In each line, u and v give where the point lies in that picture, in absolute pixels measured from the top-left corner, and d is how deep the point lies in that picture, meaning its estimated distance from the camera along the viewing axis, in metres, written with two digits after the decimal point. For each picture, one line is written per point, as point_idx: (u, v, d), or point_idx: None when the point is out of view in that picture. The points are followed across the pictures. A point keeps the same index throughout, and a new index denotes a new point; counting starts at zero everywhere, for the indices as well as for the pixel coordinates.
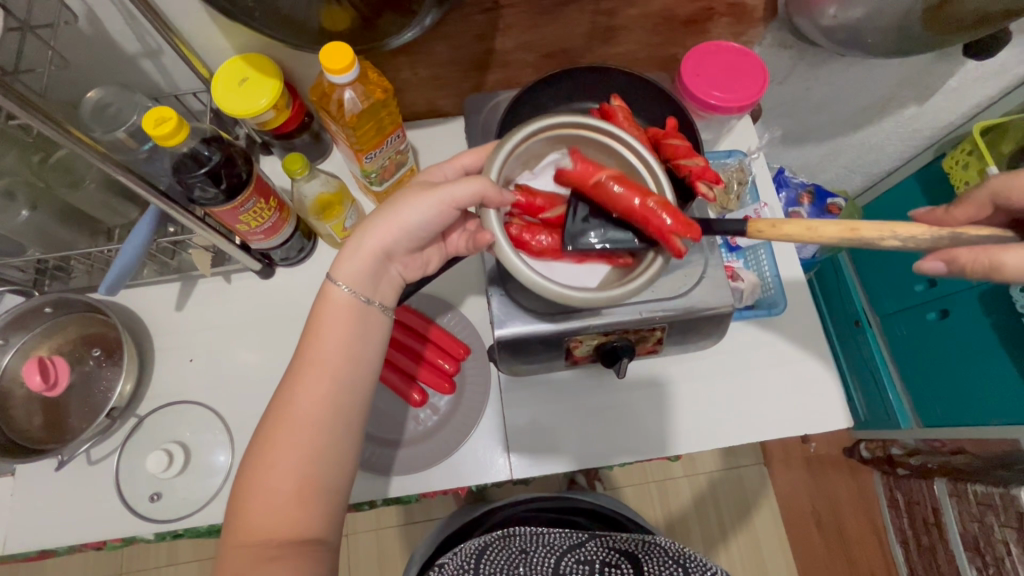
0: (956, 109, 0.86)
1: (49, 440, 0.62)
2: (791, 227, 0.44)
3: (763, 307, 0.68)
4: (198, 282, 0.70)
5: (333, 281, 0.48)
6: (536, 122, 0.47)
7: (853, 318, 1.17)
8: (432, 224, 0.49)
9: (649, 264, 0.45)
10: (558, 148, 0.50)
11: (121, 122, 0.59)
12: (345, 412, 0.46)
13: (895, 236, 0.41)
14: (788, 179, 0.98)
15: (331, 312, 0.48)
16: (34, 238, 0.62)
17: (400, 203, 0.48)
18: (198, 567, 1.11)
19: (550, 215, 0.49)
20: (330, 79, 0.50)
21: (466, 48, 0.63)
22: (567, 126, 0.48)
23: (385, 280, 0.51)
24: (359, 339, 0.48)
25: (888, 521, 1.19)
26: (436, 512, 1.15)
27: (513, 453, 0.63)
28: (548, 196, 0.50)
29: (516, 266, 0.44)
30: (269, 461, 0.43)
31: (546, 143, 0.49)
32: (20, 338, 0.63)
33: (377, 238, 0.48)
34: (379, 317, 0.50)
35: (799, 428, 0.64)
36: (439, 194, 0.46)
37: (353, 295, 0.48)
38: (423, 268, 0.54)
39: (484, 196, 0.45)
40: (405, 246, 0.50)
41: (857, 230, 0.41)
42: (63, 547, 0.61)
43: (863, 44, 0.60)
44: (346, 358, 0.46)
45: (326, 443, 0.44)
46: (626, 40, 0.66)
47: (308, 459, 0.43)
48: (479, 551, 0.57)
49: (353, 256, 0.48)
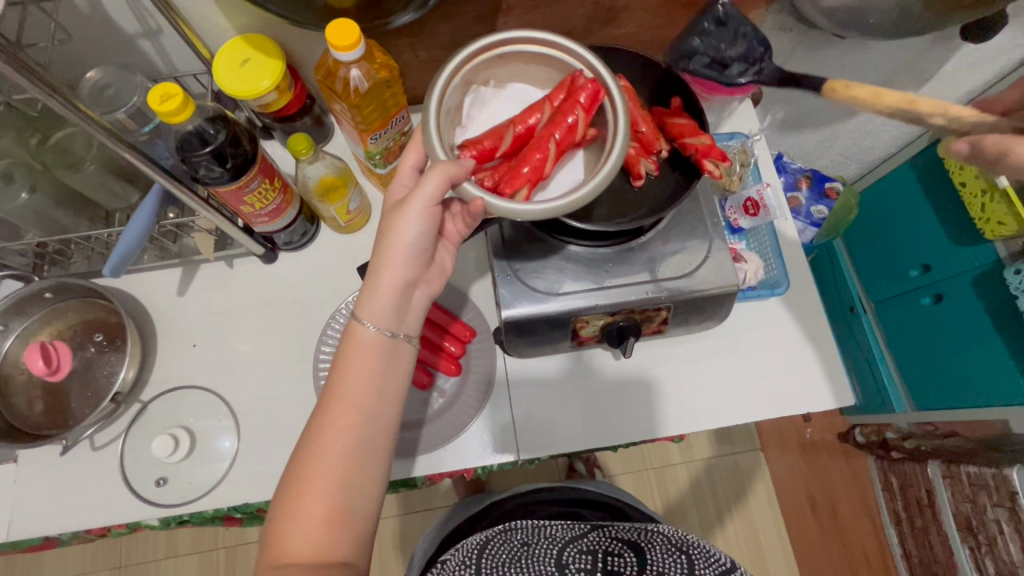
0: (951, 93, 0.87)
1: (50, 425, 0.61)
2: (858, 91, 0.52)
3: (766, 287, 0.69)
4: (199, 266, 0.69)
5: (358, 320, 0.47)
6: (443, 71, 0.45)
7: (848, 304, 1.18)
8: (429, 233, 0.49)
9: (618, 127, 0.45)
10: (468, 89, 0.49)
11: (120, 103, 0.57)
12: (370, 443, 0.45)
13: (944, 115, 0.48)
14: (787, 164, 1.00)
15: (358, 349, 0.47)
16: (32, 222, 0.62)
17: (393, 226, 0.48)
18: (197, 559, 1.11)
19: (506, 147, 0.47)
20: (336, 57, 0.50)
21: (468, 29, 0.63)
22: (468, 57, 0.46)
23: (411, 311, 0.50)
24: (387, 373, 0.48)
25: (881, 504, 1.19)
26: (437, 501, 1.16)
27: (512, 449, 0.63)
28: (491, 134, 0.47)
29: (523, 212, 0.43)
30: (299, 491, 0.43)
31: (456, 91, 0.47)
32: (20, 324, 0.63)
33: (393, 274, 0.48)
34: (406, 349, 0.49)
35: (798, 404, 0.65)
36: (417, 203, 0.46)
37: (381, 331, 0.48)
38: (443, 274, 0.54)
39: (450, 179, 0.44)
40: (416, 267, 0.50)
41: (914, 104, 0.50)
42: (67, 534, 0.60)
43: (865, 24, 0.61)
44: (372, 393, 0.46)
45: (353, 474, 0.44)
46: (629, 22, 0.66)
47: (335, 491, 0.43)
48: (480, 546, 0.57)
49: (373, 295, 0.48)
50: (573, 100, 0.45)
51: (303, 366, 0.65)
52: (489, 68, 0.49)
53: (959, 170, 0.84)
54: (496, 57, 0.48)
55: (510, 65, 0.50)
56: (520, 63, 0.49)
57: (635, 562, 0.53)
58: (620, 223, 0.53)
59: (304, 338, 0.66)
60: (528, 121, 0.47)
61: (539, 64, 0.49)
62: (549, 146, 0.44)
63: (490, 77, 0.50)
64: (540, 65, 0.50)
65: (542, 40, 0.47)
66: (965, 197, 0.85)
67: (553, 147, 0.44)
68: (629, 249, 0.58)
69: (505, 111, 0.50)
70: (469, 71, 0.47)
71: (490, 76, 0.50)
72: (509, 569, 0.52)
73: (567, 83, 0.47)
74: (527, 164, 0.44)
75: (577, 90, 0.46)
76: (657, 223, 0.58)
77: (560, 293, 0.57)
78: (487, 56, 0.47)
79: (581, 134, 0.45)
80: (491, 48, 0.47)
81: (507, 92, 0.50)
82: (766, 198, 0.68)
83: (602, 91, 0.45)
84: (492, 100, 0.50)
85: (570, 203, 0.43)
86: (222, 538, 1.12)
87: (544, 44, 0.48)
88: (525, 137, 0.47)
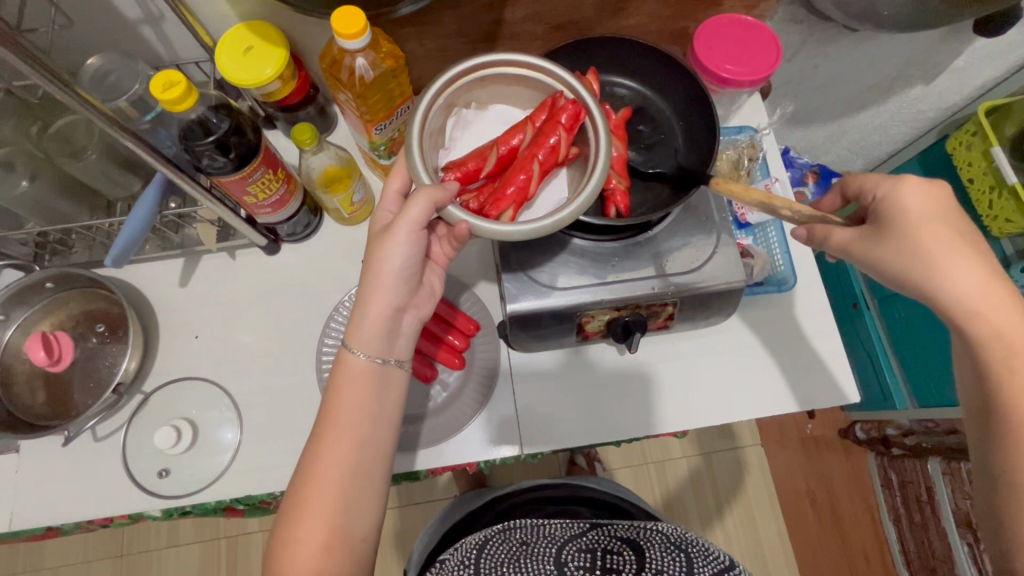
0: (962, 89, 0.86)
1: (52, 416, 0.61)
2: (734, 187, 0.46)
3: (773, 283, 0.68)
4: (202, 257, 0.68)
5: (350, 349, 0.47)
6: (425, 94, 0.44)
7: (852, 300, 1.17)
8: (417, 257, 0.48)
9: (601, 147, 0.44)
10: (450, 111, 0.48)
11: (122, 91, 0.56)
12: (367, 467, 0.45)
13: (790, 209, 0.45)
14: (795, 159, 0.95)
15: (348, 381, 0.47)
16: (33, 210, 0.61)
17: (380, 254, 0.47)
18: (199, 548, 1.11)
19: (489, 168, 0.47)
20: (342, 45, 0.49)
21: (475, 19, 0.61)
22: (449, 81, 0.45)
23: (400, 337, 0.50)
24: (380, 401, 0.47)
25: (880, 500, 1.19)
26: (437, 493, 1.16)
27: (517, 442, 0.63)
28: (474, 155, 0.47)
29: (506, 235, 0.42)
30: (300, 515, 0.43)
31: (438, 115, 0.46)
32: (22, 314, 0.63)
33: (383, 302, 0.47)
34: (398, 374, 0.49)
35: (803, 400, 0.65)
36: (403, 228, 0.45)
37: (371, 360, 0.47)
38: (431, 296, 0.53)
39: (434, 204, 0.43)
40: (406, 292, 0.49)
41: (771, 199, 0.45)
42: (69, 524, 0.60)
43: (878, 16, 0.60)
44: (365, 420, 0.46)
45: (352, 498, 0.44)
46: (638, 12, 0.65)
47: (333, 513, 0.43)
48: (481, 543, 0.57)
49: (362, 323, 0.47)
50: (554, 120, 0.44)
51: (306, 359, 0.65)
52: (470, 91, 0.48)
53: (968, 166, 0.86)
54: (476, 80, 0.47)
55: (491, 88, 0.49)
56: (501, 85, 0.48)
57: (634, 560, 0.52)
58: (633, 220, 0.52)
59: (308, 330, 0.66)
60: (511, 142, 0.46)
61: (521, 85, 0.48)
62: (532, 166, 0.44)
63: (472, 98, 0.49)
64: (522, 86, 0.49)
65: (522, 61, 0.46)
66: (973, 192, 0.86)
67: (536, 168, 0.44)
68: (634, 244, 0.58)
69: (489, 132, 0.50)
70: (451, 95, 0.46)
71: (471, 97, 0.49)
72: (507, 568, 0.52)
73: (548, 104, 0.46)
74: (511, 185, 0.44)
75: (560, 109, 0.45)
76: (665, 218, 0.57)
77: (566, 287, 0.56)
78: (467, 79, 0.46)
79: (564, 154, 0.45)
80: (470, 71, 0.46)
81: (490, 114, 0.50)
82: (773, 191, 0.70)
83: (583, 112, 0.44)
84: (475, 121, 0.49)
85: (553, 224, 0.42)
86: (223, 527, 1.12)
87: (523, 66, 0.46)
88: (507, 158, 0.47)
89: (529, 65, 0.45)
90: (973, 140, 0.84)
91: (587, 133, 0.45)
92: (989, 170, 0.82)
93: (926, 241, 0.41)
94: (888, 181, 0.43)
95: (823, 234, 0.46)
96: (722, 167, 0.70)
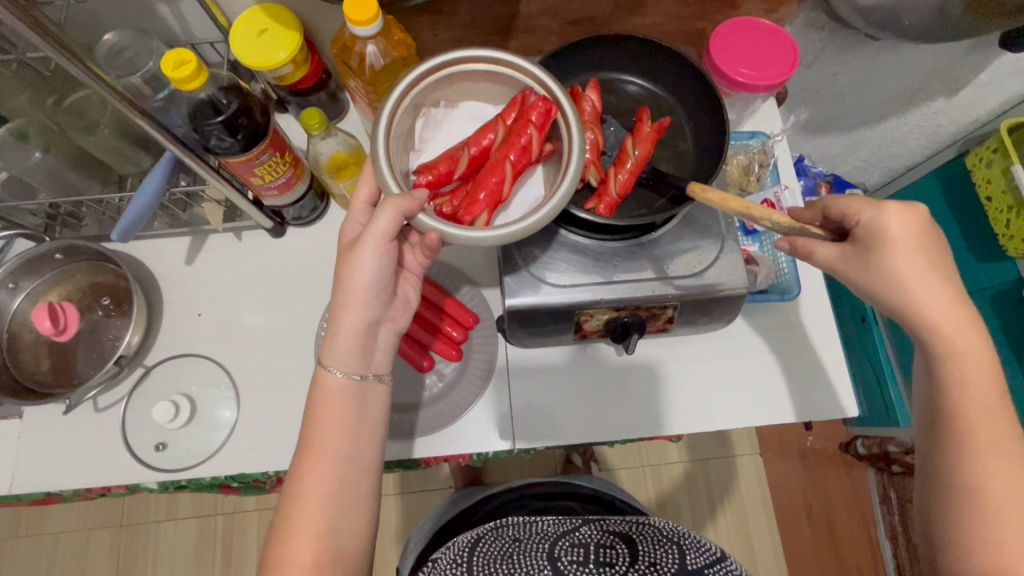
0: (985, 105, 0.84)
1: (55, 384, 0.62)
2: (712, 194, 0.46)
3: (777, 291, 0.67)
4: (209, 236, 0.69)
5: (325, 367, 0.48)
6: (391, 95, 0.44)
7: (862, 314, 1.10)
8: (389, 271, 0.48)
9: (574, 145, 0.43)
10: (418, 113, 0.47)
11: (136, 68, 0.57)
12: (353, 482, 0.46)
13: (769, 219, 0.45)
14: (807, 167, 0.89)
15: (327, 398, 0.47)
16: (46, 181, 0.62)
17: (349, 270, 0.48)
18: (196, 523, 1.13)
19: (462, 170, 0.46)
20: (354, 31, 0.49)
21: (491, 10, 0.61)
22: (413, 81, 0.45)
23: (376, 351, 0.50)
24: (358, 414, 0.48)
25: (879, 518, 1.18)
26: (433, 483, 1.17)
27: (514, 439, 0.63)
28: (445, 157, 0.46)
29: (479, 240, 0.42)
30: (288, 539, 0.43)
31: (405, 116, 0.46)
32: (31, 283, 0.64)
33: (355, 316, 0.48)
34: (377, 388, 0.50)
35: (799, 410, 0.64)
36: (370, 240, 0.46)
37: (348, 377, 0.48)
38: (407, 307, 0.53)
39: (403, 214, 0.43)
40: (378, 306, 0.49)
41: (750, 209, 0.44)
42: (67, 491, 0.62)
43: (900, 26, 0.59)
44: (345, 436, 0.47)
45: (342, 511, 0.45)
46: (655, 11, 0.65)
47: (324, 526, 0.44)
48: (472, 543, 0.57)
49: (335, 342, 0.48)
50: (524, 119, 0.44)
51: (306, 341, 0.65)
52: (437, 89, 0.47)
53: (986, 183, 0.84)
54: (443, 79, 0.46)
55: (459, 85, 0.48)
56: (469, 82, 0.48)
57: (628, 553, 0.52)
58: (628, 219, 0.52)
59: (308, 314, 0.67)
60: (481, 142, 0.45)
61: (489, 80, 0.48)
62: (504, 167, 0.43)
63: (440, 97, 0.48)
64: (490, 82, 0.48)
65: (488, 57, 0.45)
66: (990, 211, 0.85)
67: (509, 169, 0.43)
68: (637, 245, 0.57)
69: (460, 131, 0.49)
70: (415, 96, 0.46)
71: (439, 97, 0.48)
72: (500, 567, 0.51)
73: (519, 100, 0.45)
74: (486, 189, 0.44)
75: (530, 106, 0.44)
76: (668, 221, 0.57)
77: (565, 285, 0.56)
78: (432, 78, 0.45)
79: (537, 152, 0.44)
80: (435, 70, 0.45)
81: (460, 112, 0.49)
82: (782, 199, 0.70)
83: (554, 108, 0.43)
84: (445, 121, 0.49)
85: (527, 225, 0.42)
86: (220, 504, 1.14)
87: (490, 61, 0.46)
88: (479, 158, 0.46)
89: (494, 59, 0.45)
90: (993, 158, 0.82)
91: (559, 128, 0.45)
92: (1010, 188, 0.80)
93: (902, 268, 0.42)
94: (868, 207, 0.43)
95: (807, 249, 0.47)
96: (732, 172, 0.70)
